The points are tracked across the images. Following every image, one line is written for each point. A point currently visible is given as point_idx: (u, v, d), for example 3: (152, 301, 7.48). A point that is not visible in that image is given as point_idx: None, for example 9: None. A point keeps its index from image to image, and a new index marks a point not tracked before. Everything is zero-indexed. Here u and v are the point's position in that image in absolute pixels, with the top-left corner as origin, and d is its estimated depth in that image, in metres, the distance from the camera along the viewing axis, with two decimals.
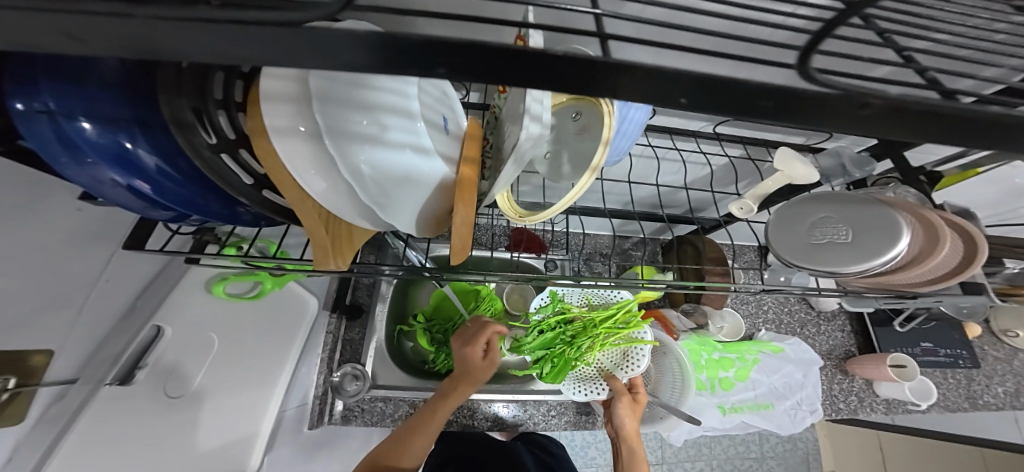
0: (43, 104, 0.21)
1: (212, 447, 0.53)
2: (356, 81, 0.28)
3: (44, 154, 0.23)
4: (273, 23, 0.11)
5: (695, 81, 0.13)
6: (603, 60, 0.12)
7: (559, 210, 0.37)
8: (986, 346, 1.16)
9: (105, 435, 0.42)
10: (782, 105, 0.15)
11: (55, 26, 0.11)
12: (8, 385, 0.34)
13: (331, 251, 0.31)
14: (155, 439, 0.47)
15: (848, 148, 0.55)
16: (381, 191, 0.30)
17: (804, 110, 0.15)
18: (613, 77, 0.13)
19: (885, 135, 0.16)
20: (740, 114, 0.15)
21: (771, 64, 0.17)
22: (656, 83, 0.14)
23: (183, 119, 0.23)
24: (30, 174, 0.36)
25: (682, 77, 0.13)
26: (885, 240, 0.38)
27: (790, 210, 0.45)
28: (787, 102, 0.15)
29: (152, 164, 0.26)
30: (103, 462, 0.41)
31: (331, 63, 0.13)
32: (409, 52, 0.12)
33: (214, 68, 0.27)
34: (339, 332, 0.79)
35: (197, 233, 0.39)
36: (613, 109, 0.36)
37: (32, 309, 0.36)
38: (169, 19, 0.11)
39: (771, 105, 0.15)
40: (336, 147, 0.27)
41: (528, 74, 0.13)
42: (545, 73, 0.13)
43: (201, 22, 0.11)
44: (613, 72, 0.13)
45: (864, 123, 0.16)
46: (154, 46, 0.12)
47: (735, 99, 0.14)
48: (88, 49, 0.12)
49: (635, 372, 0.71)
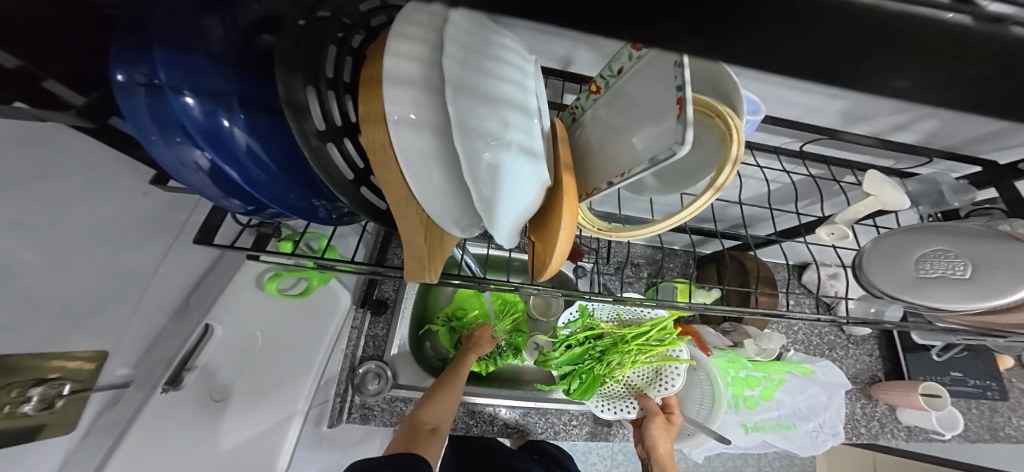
0: (147, 73, 0.18)
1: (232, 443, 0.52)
2: (485, 68, 0.24)
3: (133, 130, 0.19)
4: None
5: None
6: None
7: (664, 229, 0.33)
8: (1015, 379, 1.11)
9: (139, 455, 0.37)
10: None
11: None
12: (64, 392, 0.31)
13: (425, 262, 0.29)
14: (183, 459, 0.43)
15: (944, 174, 0.53)
16: (495, 193, 0.25)
17: None
18: None
19: None
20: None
21: None
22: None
23: (298, 100, 0.20)
24: (90, 149, 0.31)
25: None
26: (1015, 281, 0.35)
27: (900, 237, 0.42)
28: None
29: (243, 144, 0.21)
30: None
31: None
32: None
33: (326, 42, 0.23)
34: (363, 327, 0.72)
35: (258, 225, 0.36)
36: (739, 122, 0.31)
37: (85, 305, 0.33)
38: None
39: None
40: (463, 144, 0.23)
41: None
42: None
43: None
44: None
45: None
46: None
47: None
48: None
49: (669, 392, 0.66)
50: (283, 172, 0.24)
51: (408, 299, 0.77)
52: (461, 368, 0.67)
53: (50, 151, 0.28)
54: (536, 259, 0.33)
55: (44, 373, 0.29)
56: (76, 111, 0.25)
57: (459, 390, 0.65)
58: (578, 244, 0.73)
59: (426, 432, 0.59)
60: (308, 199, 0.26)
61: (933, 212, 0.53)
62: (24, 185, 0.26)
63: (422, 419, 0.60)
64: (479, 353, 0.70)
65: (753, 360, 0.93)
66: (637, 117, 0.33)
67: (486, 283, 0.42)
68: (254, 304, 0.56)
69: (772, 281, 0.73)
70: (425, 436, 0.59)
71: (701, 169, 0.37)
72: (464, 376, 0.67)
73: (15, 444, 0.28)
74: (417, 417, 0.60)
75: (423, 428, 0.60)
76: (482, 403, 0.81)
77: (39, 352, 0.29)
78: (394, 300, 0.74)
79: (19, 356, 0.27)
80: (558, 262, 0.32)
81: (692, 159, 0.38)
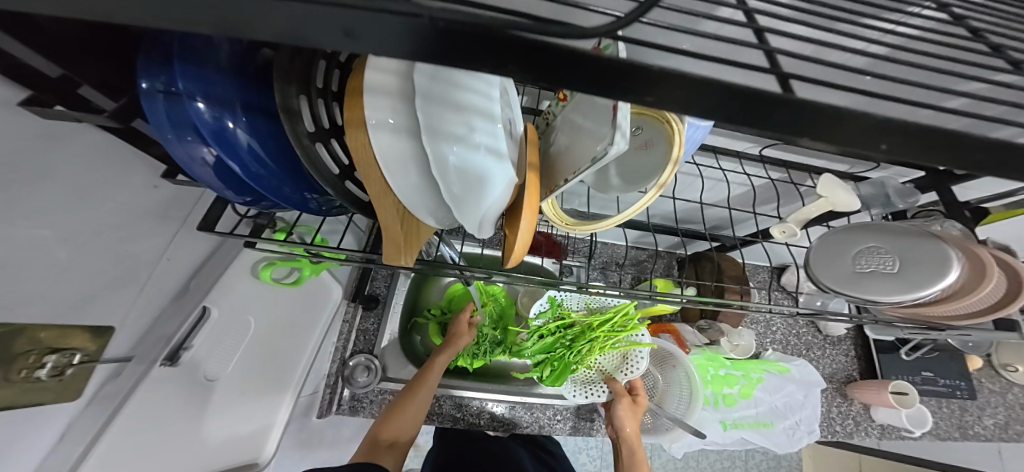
0: (167, 83, 0.22)
1: (217, 431, 0.53)
2: (451, 80, 0.28)
3: (154, 130, 0.23)
4: (568, 49, 0.11)
5: (900, 124, 0.13)
6: (836, 106, 0.13)
7: (619, 222, 0.38)
8: (983, 379, 1.13)
9: (135, 426, 0.41)
10: (966, 155, 0.14)
11: (334, 19, 0.10)
12: (74, 361, 0.35)
13: (402, 247, 0.33)
14: (172, 435, 0.46)
15: (893, 178, 0.58)
16: (461, 189, 0.29)
17: (985, 159, 0.15)
18: (846, 120, 0.13)
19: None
20: (933, 159, 0.15)
21: (932, 92, 0.16)
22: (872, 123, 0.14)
23: (291, 107, 0.24)
24: (122, 146, 0.35)
25: (904, 125, 0.13)
26: (934, 273, 0.40)
27: (838, 236, 0.47)
28: (981, 149, 0.14)
29: (245, 143, 0.25)
30: (128, 451, 0.40)
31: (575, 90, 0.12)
32: (667, 83, 0.12)
33: (318, 57, 0.27)
34: (354, 322, 0.76)
35: (255, 217, 0.40)
36: (683, 127, 0.36)
37: (97, 287, 0.36)
38: (457, 34, 0.10)
39: (972, 157, 0.14)
40: (431, 145, 0.27)
41: (759, 111, 0.13)
42: (777, 109, 0.13)
43: (488, 40, 0.11)
44: (837, 117, 0.13)
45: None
46: (412, 60, 0.12)
47: (930, 142, 0.14)
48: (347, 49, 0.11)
49: (634, 375, 0.71)
50: (279, 167, 0.28)
51: (399, 296, 0.81)
52: (426, 377, 0.68)
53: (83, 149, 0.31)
54: (503, 247, 0.37)
55: (56, 343, 0.33)
56: (110, 114, 0.27)
57: (422, 406, 0.67)
58: (562, 245, 0.77)
59: (385, 446, 0.64)
60: (300, 192, 0.30)
61: (883, 214, 0.58)
62: (55, 174, 0.29)
63: (381, 437, 0.64)
64: (451, 357, 0.71)
65: (731, 358, 0.96)
66: (593, 122, 0.37)
67: (467, 274, 0.45)
68: (250, 291, 0.59)
69: (745, 280, 0.76)
70: (383, 451, 0.64)
71: (655, 170, 0.41)
72: (429, 388, 0.68)
73: (26, 404, 0.32)
74: (377, 434, 0.64)
75: (382, 443, 0.64)
76: (467, 396, 0.83)
77: (56, 323, 0.33)
78: (386, 296, 0.78)
79: (36, 328, 0.31)
80: (523, 251, 0.36)
81: (647, 160, 0.42)
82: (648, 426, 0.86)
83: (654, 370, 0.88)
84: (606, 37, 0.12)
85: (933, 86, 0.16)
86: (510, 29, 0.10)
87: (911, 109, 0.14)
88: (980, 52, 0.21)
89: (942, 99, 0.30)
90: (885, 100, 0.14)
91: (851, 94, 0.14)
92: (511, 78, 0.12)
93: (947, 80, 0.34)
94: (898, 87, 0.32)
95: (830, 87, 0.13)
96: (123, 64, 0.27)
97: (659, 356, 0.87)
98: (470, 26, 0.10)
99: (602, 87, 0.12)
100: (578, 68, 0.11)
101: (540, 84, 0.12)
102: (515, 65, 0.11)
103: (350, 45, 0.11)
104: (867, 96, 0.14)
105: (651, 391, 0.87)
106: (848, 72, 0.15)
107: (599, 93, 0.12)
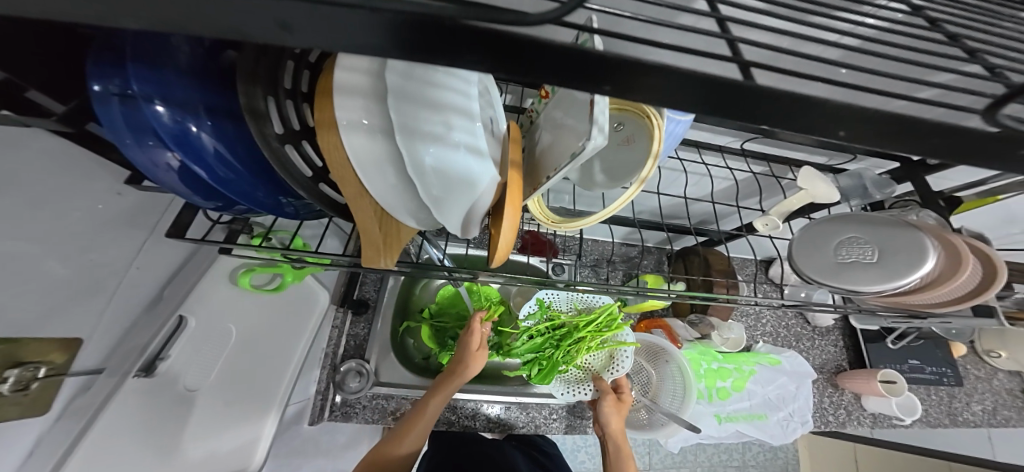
0: (125, 87, 0.21)
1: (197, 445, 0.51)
2: (427, 79, 0.28)
3: (112, 136, 0.22)
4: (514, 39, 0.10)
5: (852, 110, 0.13)
6: (788, 93, 0.13)
7: (601, 218, 0.38)
8: (968, 365, 1.14)
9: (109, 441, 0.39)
10: (925, 139, 0.14)
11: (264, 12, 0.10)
12: (39, 375, 0.34)
13: (381, 250, 0.33)
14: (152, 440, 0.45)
15: (870, 169, 0.59)
16: (440, 189, 0.29)
17: (938, 144, 0.14)
18: (797, 107, 0.13)
19: (989, 161, 0.16)
20: (890, 146, 0.14)
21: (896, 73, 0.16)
22: (834, 116, 0.13)
23: (257, 108, 0.23)
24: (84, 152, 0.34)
25: (856, 111, 0.13)
26: (908, 262, 0.40)
27: (821, 226, 0.47)
28: (934, 134, 0.14)
29: (210, 147, 0.25)
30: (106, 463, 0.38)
31: (529, 79, 0.12)
32: (615, 68, 0.11)
33: (285, 58, 0.27)
34: (344, 327, 0.75)
35: (230, 222, 0.39)
36: (662, 122, 0.36)
37: (61, 299, 0.35)
38: (397, 22, 0.10)
39: (925, 140, 0.14)
40: (405, 144, 0.27)
41: (709, 99, 0.13)
42: (727, 97, 0.13)
43: (433, 28, 0.10)
44: (791, 103, 0.13)
45: (979, 156, 0.16)
46: (353, 53, 0.11)
47: (882, 127, 0.14)
48: (277, 41, 0.11)
49: (620, 374, 0.71)
50: (248, 170, 0.27)
51: (390, 298, 0.82)
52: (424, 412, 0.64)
53: (33, 155, 0.30)
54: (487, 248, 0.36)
55: (20, 357, 0.32)
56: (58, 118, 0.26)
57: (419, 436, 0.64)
58: (552, 243, 0.77)
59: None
60: (274, 196, 0.30)
61: (861, 205, 0.59)
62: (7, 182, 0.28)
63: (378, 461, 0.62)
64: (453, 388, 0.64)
65: (723, 352, 0.96)
66: (574, 119, 0.37)
67: (454, 274, 0.45)
68: (227, 300, 0.58)
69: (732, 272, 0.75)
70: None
71: (637, 165, 0.41)
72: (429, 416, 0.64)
73: None
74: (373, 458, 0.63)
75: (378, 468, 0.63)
76: (462, 399, 0.82)
77: (20, 336, 0.32)
78: (376, 300, 0.78)
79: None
80: (506, 249, 0.35)
81: (630, 156, 0.42)
82: (641, 422, 0.85)
83: (648, 366, 0.88)
84: (559, 24, 0.11)
85: (896, 72, 0.15)
86: (459, 17, 0.10)
87: (867, 95, 0.14)
88: (943, 38, 0.21)
89: (911, 86, 0.30)
90: (845, 84, 0.14)
91: (806, 80, 0.13)
92: (467, 68, 0.12)
93: (909, 67, 0.34)
94: (871, 77, 0.32)
95: (781, 74, 0.13)
96: (76, 66, 0.26)
97: (652, 350, 0.87)
98: (416, 12, 0.10)
99: (561, 76, 0.12)
100: (536, 54, 0.11)
101: (499, 73, 0.12)
102: (471, 53, 0.11)
103: (289, 38, 0.11)
104: (826, 83, 0.13)
105: (645, 387, 0.87)
106: (804, 59, 0.15)
107: (558, 81, 0.12)
